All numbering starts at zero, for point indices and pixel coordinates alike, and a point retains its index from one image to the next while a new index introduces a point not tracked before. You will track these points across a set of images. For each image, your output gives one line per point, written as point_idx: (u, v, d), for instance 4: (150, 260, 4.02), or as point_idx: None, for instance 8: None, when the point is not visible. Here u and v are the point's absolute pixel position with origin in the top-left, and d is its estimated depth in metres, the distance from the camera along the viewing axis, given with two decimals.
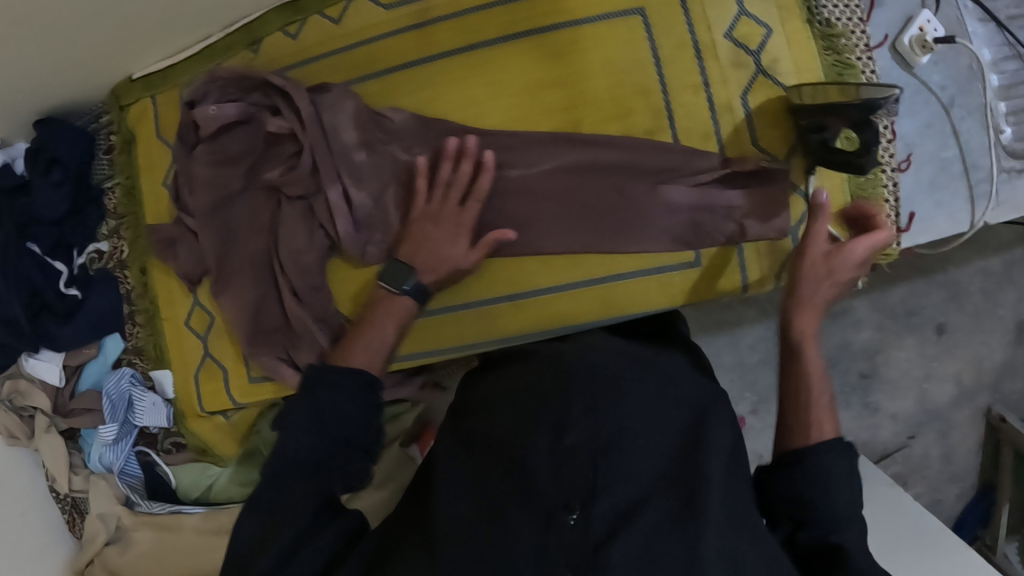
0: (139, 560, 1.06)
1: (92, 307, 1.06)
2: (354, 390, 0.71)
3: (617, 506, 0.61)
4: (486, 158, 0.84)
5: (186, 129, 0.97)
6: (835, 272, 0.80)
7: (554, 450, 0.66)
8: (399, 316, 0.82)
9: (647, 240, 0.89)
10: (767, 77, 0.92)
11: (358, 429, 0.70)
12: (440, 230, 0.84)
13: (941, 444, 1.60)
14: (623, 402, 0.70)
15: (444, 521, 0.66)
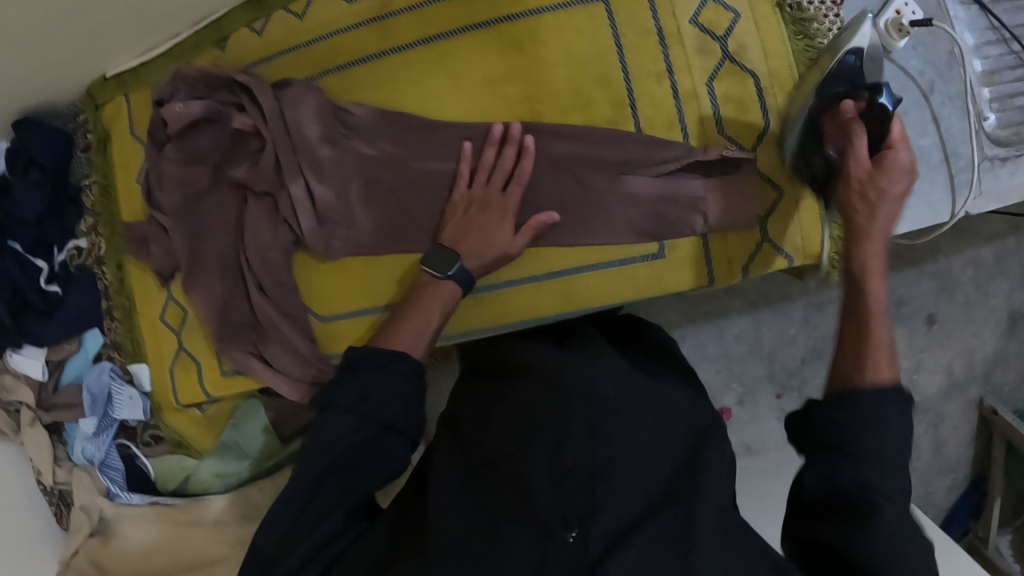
0: (118, 552, 1.07)
1: (73, 304, 1.10)
2: (405, 375, 0.71)
3: (616, 525, 0.59)
4: (512, 146, 0.85)
5: (156, 128, 0.98)
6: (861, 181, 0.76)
7: (553, 468, 0.63)
8: (445, 301, 0.80)
9: (609, 232, 0.89)
10: (733, 63, 0.93)
11: (400, 413, 0.69)
12: (486, 216, 0.84)
13: (931, 436, 1.58)
14: (621, 418, 0.66)
15: (443, 540, 0.63)
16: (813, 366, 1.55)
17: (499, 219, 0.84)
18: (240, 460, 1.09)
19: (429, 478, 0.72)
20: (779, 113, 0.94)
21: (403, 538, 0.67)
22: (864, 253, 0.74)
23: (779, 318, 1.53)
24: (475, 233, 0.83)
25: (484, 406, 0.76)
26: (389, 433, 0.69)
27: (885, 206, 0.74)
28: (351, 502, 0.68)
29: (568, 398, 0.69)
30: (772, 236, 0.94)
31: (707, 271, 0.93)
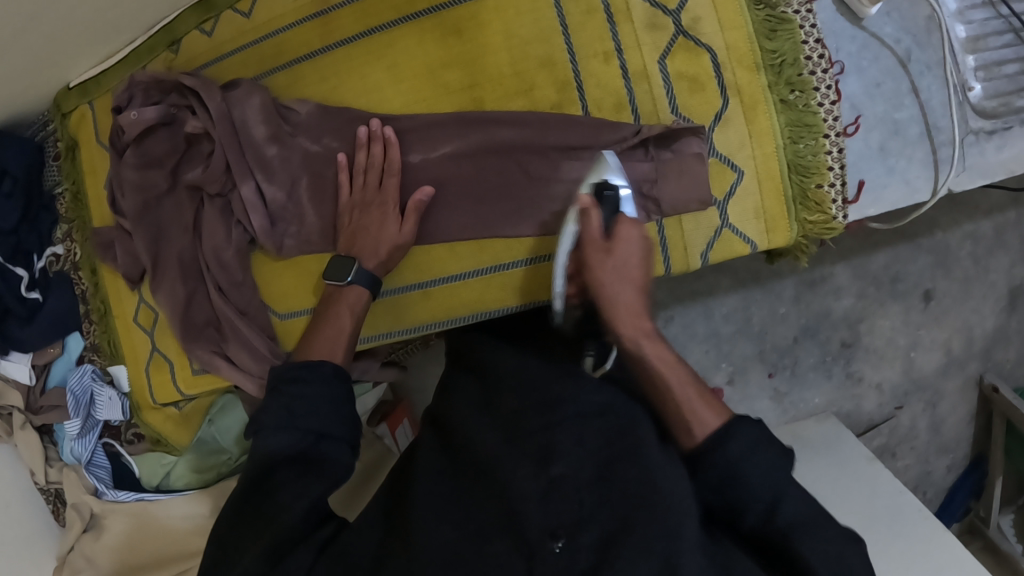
0: (112, 544, 1.14)
1: (51, 309, 1.14)
2: (322, 380, 0.77)
3: (600, 536, 0.63)
4: (378, 146, 0.86)
5: (116, 134, 1.01)
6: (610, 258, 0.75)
7: (541, 479, 0.68)
8: (354, 305, 0.86)
9: (556, 220, 0.88)
10: (687, 38, 0.89)
11: (333, 421, 0.75)
12: (371, 216, 0.86)
13: (929, 415, 1.54)
14: (611, 434, 0.71)
15: (427, 539, 0.67)
16: (804, 344, 1.52)
17: (386, 217, 0.86)
18: (218, 454, 1.11)
19: (414, 479, 0.76)
20: (736, 89, 0.91)
21: (384, 547, 0.70)
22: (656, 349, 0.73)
23: (768, 297, 1.51)
24: (366, 236, 0.86)
25: (472, 406, 0.82)
26: (325, 438, 0.74)
27: (627, 289, 0.73)
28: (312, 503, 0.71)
29: (558, 410, 0.74)
30: (731, 220, 0.92)
31: (662, 256, 0.91)
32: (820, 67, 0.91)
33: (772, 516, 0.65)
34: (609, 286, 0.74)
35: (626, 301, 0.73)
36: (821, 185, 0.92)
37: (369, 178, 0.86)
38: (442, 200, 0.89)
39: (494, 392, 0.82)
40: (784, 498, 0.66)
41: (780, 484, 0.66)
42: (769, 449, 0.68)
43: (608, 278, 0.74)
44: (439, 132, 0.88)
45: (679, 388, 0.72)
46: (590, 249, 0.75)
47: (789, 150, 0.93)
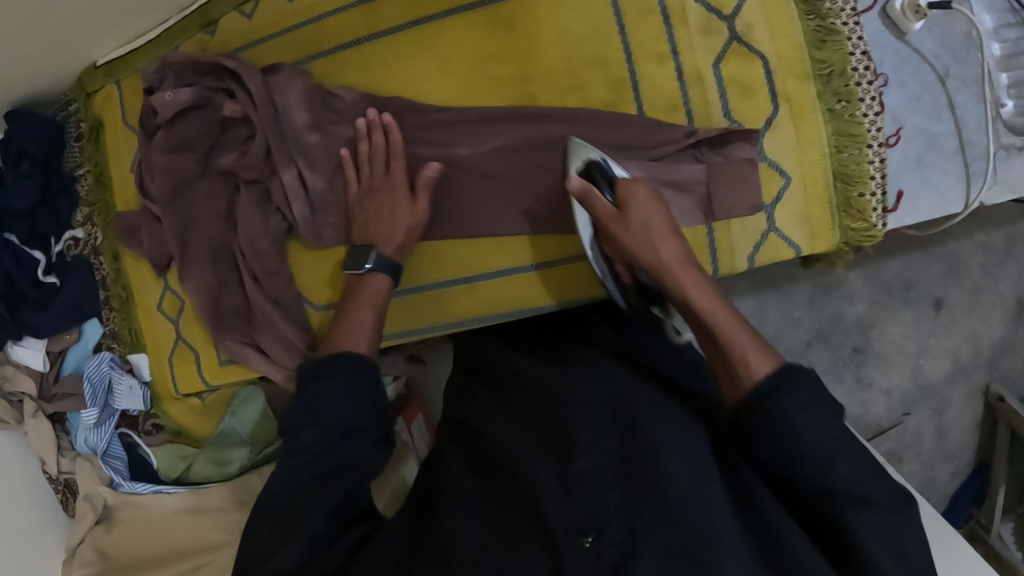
0: (122, 537, 1.11)
1: (68, 294, 1.11)
2: (349, 374, 0.76)
3: (632, 531, 0.59)
4: (379, 133, 0.85)
5: (146, 115, 0.97)
6: (632, 222, 0.77)
7: (564, 476, 0.64)
8: (374, 296, 0.84)
9: None
10: (742, 43, 0.92)
11: (360, 414, 0.74)
12: (384, 202, 0.85)
13: (935, 421, 1.57)
14: (636, 427, 0.68)
15: (454, 548, 0.62)
16: (816, 348, 1.54)
17: (403, 207, 0.84)
18: (239, 447, 1.09)
19: (441, 487, 0.72)
20: (785, 96, 0.94)
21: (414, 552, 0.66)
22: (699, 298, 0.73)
23: (782, 300, 1.54)
24: (383, 223, 0.85)
25: (492, 409, 0.79)
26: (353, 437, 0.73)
27: (663, 243, 0.76)
28: (339, 507, 0.68)
29: (578, 405, 0.72)
30: (778, 225, 0.94)
31: (710, 258, 0.92)
32: (866, 80, 0.96)
33: (821, 479, 0.63)
34: (646, 248, 0.77)
35: (667, 256, 0.76)
36: (864, 193, 0.96)
37: (377, 167, 0.85)
38: (485, 194, 0.88)
39: (515, 393, 0.79)
40: (838, 455, 0.63)
41: (835, 446, 0.63)
42: (823, 406, 0.65)
43: (641, 239, 0.77)
44: (489, 126, 0.87)
45: (731, 333, 0.70)
46: (612, 223, 0.78)
47: (834, 158, 0.97)
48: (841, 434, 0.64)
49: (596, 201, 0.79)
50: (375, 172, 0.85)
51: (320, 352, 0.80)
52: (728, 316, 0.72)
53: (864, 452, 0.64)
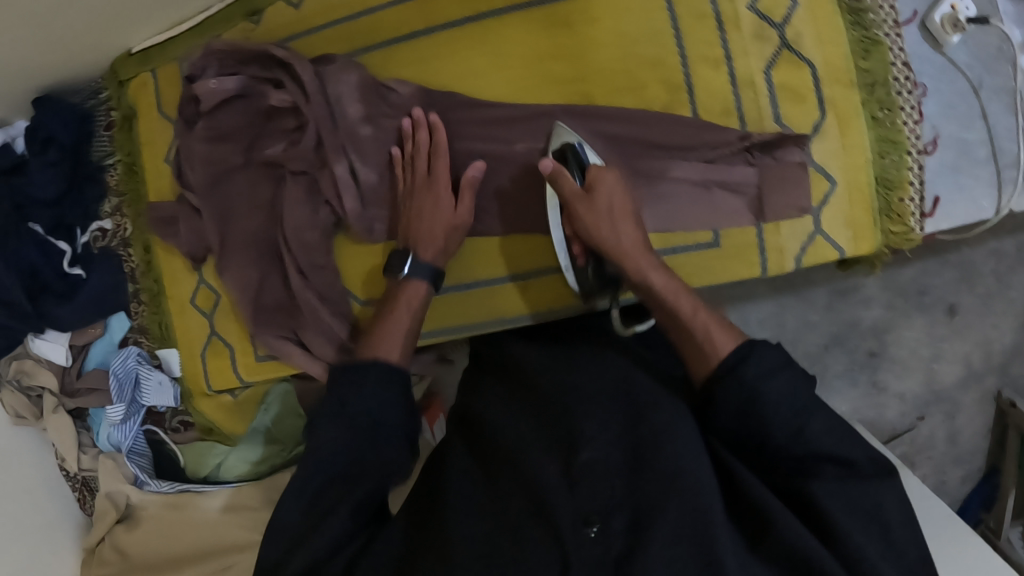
0: (145, 538, 1.08)
1: (92, 286, 1.07)
2: (379, 375, 0.75)
3: (632, 517, 0.63)
4: (421, 131, 0.85)
5: (187, 104, 0.95)
6: (601, 206, 0.80)
7: (567, 468, 0.67)
8: (413, 299, 0.83)
9: (660, 219, 0.89)
10: (790, 51, 0.94)
11: (388, 411, 0.73)
12: (423, 204, 0.84)
13: (948, 425, 1.60)
14: (634, 418, 0.71)
15: (460, 538, 0.64)
16: (832, 352, 1.56)
17: (444, 215, 0.84)
18: (271, 445, 1.07)
19: (444, 477, 0.73)
20: (832, 103, 0.96)
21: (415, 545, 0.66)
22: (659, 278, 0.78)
23: (801, 304, 1.55)
24: (423, 227, 0.84)
25: (496, 403, 0.81)
26: (378, 443, 0.71)
27: (626, 231, 0.80)
28: (358, 505, 0.68)
29: (578, 400, 0.75)
30: (824, 227, 0.96)
31: (760, 260, 0.92)
32: (906, 90, 0.99)
33: (792, 443, 0.67)
34: (608, 233, 0.80)
35: (626, 241, 0.80)
36: (904, 199, 0.99)
37: (417, 168, 0.85)
38: (539, 190, 0.87)
39: (519, 390, 0.81)
40: (805, 417, 0.67)
41: (804, 409, 0.68)
42: (785, 373, 0.69)
43: (604, 223, 0.80)
44: (548, 122, 0.86)
45: (691, 312, 0.76)
46: (578, 206, 0.80)
47: (877, 164, 0.99)
48: (807, 397, 0.68)
49: (563, 181, 0.80)
50: (416, 171, 0.85)
51: (360, 350, 0.79)
52: (687, 296, 0.78)
53: (833, 414, 0.69)
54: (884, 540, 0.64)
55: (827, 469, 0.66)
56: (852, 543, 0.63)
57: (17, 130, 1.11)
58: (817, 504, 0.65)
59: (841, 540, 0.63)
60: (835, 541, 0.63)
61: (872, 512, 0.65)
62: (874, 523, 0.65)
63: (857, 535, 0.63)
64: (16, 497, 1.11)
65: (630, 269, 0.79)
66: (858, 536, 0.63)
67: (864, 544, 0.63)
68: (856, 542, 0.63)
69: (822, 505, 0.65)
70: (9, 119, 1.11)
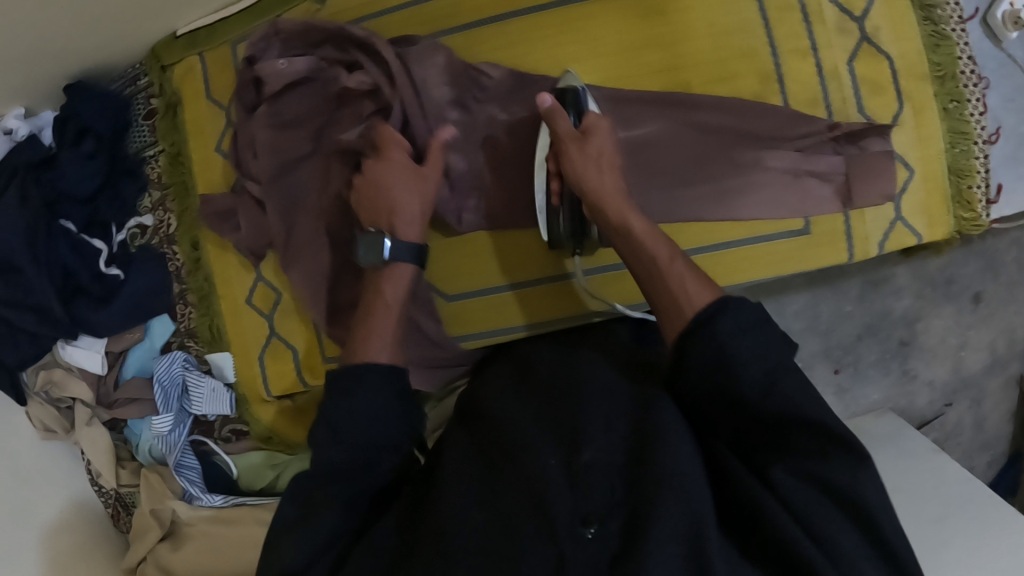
0: (197, 555, 1.01)
1: (132, 289, 1.00)
2: (378, 379, 0.68)
3: (631, 513, 0.55)
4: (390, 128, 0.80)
5: (245, 87, 0.88)
6: (589, 143, 0.77)
7: (570, 465, 0.60)
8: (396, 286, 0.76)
9: (755, 206, 0.89)
10: (871, 44, 0.95)
11: (386, 428, 0.66)
12: (401, 184, 0.78)
13: (974, 412, 1.63)
14: (646, 410, 0.64)
15: (451, 534, 0.58)
16: (866, 342, 1.57)
17: (420, 185, 0.79)
18: None
19: (439, 471, 0.66)
20: (908, 95, 0.97)
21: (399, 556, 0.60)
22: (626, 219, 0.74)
23: (835, 295, 1.54)
24: (397, 204, 0.77)
25: (504, 399, 0.74)
26: (383, 421, 0.66)
27: (608, 171, 0.76)
28: (349, 501, 0.64)
29: (589, 392, 0.68)
30: (904, 214, 0.97)
31: (847, 246, 0.94)
32: (972, 82, 0.99)
33: (764, 405, 0.59)
34: (592, 172, 0.76)
35: (608, 187, 0.75)
36: (973, 186, 0.99)
37: (382, 154, 0.79)
38: (632, 180, 0.87)
39: (529, 387, 0.75)
40: (777, 385, 0.59)
41: (776, 368, 0.60)
42: (757, 331, 0.61)
43: (591, 163, 0.76)
44: (644, 108, 0.87)
45: (665, 261, 0.71)
46: (569, 147, 0.77)
47: (948, 154, 0.99)
48: (784, 362, 0.61)
49: (557, 116, 0.78)
50: (387, 159, 0.79)
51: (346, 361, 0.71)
52: (658, 241, 0.73)
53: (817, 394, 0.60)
54: (864, 533, 0.56)
55: (805, 460, 0.58)
56: (826, 534, 0.55)
57: (44, 121, 1.02)
58: (783, 493, 0.57)
59: (815, 531, 0.55)
60: (814, 534, 0.55)
61: (836, 495, 0.57)
62: (855, 514, 0.56)
63: (835, 519, 0.56)
64: (52, 519, 1.05)
65: (604, 203, 0.75)
66: (838, 530, 0.55)
67: (850, 544, 0.55)
68: (837, 537, 0.55)
69: (796, 500, 0.57)
70: (35, 109, 1.02)
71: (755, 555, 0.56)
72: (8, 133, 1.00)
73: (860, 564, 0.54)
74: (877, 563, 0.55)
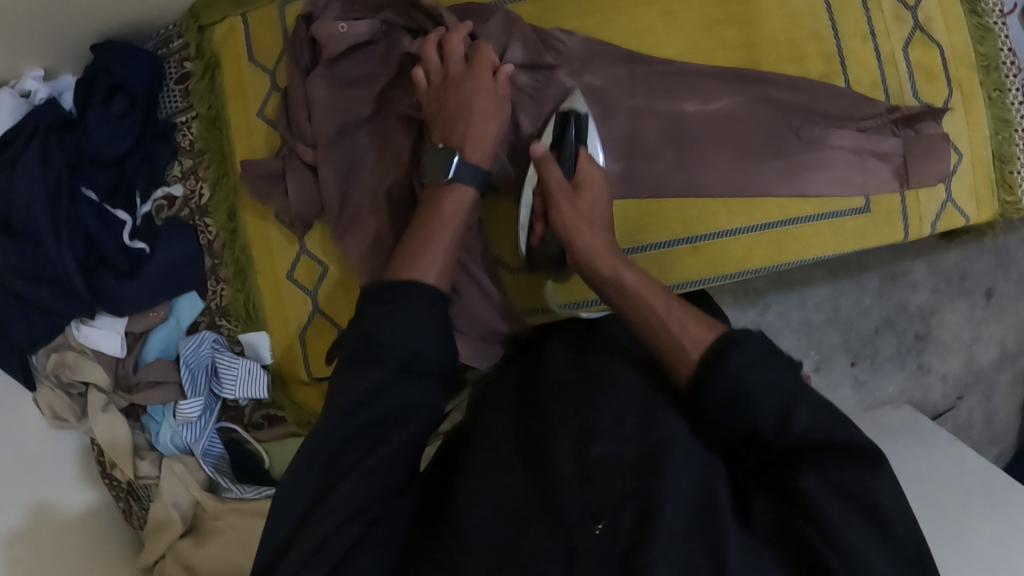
0: (219, 555, 0.93)
1: (160, 262, 0.92)
2: (426, 299, 0.62)
3: (639, 511, 0.54)
4: (490, 49, 0.77)
5: (300, 48, 0.87)
6: (587, 212, 0.75)
7: (581, 460, 0.58)
8: (458, 207, 0.71)
9: (822, 183, 0.88)
10: (924, 33, 0.94)
11: (415, 393, 0.60)
12: (479, 106, 0.74)
13: (985, 406, 1.35)
14: (658, 411, 0.61)
15: (464, 532, 0.55)
16: (883, 335, 1.31)
17: (498, 116, 0.75)
18: None
19: (459, 471, 0.63)
20: (957, 83, 0.95)
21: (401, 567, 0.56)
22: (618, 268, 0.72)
23: (854, 289, 1.30)
24: (471, 125, 0.74)
25: (514, 404, 0.70)
26: (418, 393, 0.60)
27: (597, 233, 0.74)
28: (362, 501, 0.56)
29: (601, 391, 0.64)
30: (955, 196, 0.95)
31: (903, 225, 0.93)
32: (1014, 72, 0.96)
33: (780, 434, 0.55)
34: (580, 232, 0.74)
35: (599, 244, 0.73)
36: (1016, 172, 0.96)
37: (473, 70, 0.76)
38: (703, 153, 0.87)
39: (534, 388, 0.71)
40: (794, 408, 0.55)
41: (790, 392, 0.56)
42: (769, 364, 0.58)
43: (581, 222, 0.74)
44: (715, 84, 0.87)
45: (661, 304, 0.68)
46: (562, 200, 0.74)
47: (992, 141, 0.96)
48: (794, 383, 0.57)
49: (546, 167, 0.75)
50: (478, 78, 0.75)
51: (390, 274, 0.65)
52: (655, 287, 0.70)
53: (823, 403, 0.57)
54: (881, 536, 0.51)
55: (819, 463, 0.54)
56: (853, 548, 0.50)
57: (64, 85, 0.95)
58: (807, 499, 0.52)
59: (833, 537, 0.50)
60: (834, 540, 0.50)
61: (857, 496, 0.51)
62: (867, 515, 0.51)
63: (856, 525, 0.51)
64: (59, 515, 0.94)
65: (585, 259, 0.73)
66: (862, 541, 0.50)
67: (877, 561, 0.50)
68: (860, 545, 0.50)
69: (817, 504, 0.51)
70: (54, 71, 0.95)
71: (773, 547, 0.53)
72: (26, 95, 0.92)
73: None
74: (898, 570, 0.50)
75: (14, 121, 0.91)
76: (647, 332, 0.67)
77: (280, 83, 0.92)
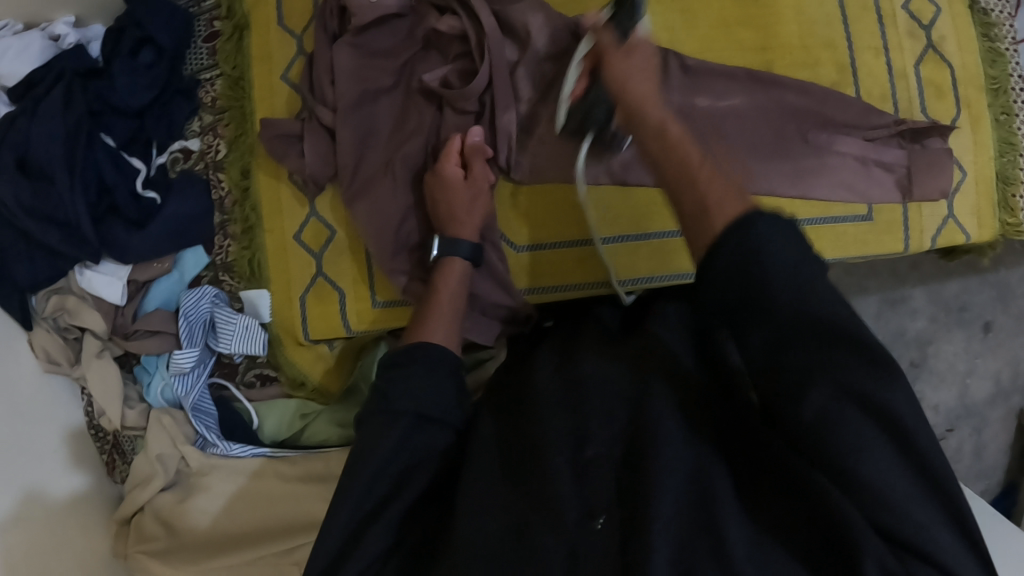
0: (202, 512, 0.93)
1: (171, 212, 0.94)
2: (417, 372, 0.65)
3: (635, 508, 0.55)
4: (456, 141, 0.81)
5: (329, 16, 0.89)
6: (637, 64, 0.70)
7: (576, 460, 0.60)
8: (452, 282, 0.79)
9: (828, 188, 0.89)
10: (936, 52, 0.96)
11: (426, 408, 0.63)
12: (456, 197, 0.81)
13: (975, 441, 1.33)
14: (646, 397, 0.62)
15: (472, 531, 0.57)
16: None
17: (473, 201, 0.82)
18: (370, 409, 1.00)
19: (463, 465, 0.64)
20: (966, 102, 0.97)
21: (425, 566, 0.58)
22: (661, 126, 0.65)
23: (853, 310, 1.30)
24: (451, 212, 0.81)
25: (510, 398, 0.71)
26: (421, 424, 0.63)
27: (640, 77, 0.69)
28: (393, 518, 0.59)
29: (587, 389, 0.66)
30: (957, 213, 0.96)
31: (904, 236, 0.94)
32: (1022, 97, 0.98)
33: (790, 312, 0.51)
34: (621, 76, 0.69)
35: (638, 85, 0.68)
36: (1019, 194, 0.98)
37: (438, 167, 0.81)
38: (714, 149, 0.88)
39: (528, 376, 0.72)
40: (807, 293, 0.51)
41: (791, 290, 0.51)
42: (784, 246, 0.52)
43: (632, 73, 0.69)
44: (728, 82, 0.89)
45: (694, 157, 0.62)
46: (611, 54, 0.71)
47: (997, 163, 0.98)
48: (802, 276, 0.52)
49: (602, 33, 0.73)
50: (444, 173, 0.80)
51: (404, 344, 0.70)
52: (693, 146, 0.63)
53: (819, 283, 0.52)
54: (895, 449, 0.50)
55: (816, 376, 0.50)
56: (866, 478, 0.50)
57: (93, 33, 0.97)
58: (808, 433, 0.51)
59: (849, 477, 0.50)
60: (845, 478, 0.50)
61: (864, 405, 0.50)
62: (867, 425, 0.50)
63: (872, 453, 0.50)
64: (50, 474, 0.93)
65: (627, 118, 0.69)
66: (869, 462, 0.49)
67: (891, 480, 0.49)
68: (875, 475, 0.49)
69: (819, 438, 0.50)
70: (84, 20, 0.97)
71: (779, 529, 0.55)
72: (54, 39, 0.93)
73: (902, 509, 0.49)
74: (912, 481, 0.50)
75: (41, 64, 0.92)
76: (679, 182, 0.61)
77: (305, 49, 0.94)
